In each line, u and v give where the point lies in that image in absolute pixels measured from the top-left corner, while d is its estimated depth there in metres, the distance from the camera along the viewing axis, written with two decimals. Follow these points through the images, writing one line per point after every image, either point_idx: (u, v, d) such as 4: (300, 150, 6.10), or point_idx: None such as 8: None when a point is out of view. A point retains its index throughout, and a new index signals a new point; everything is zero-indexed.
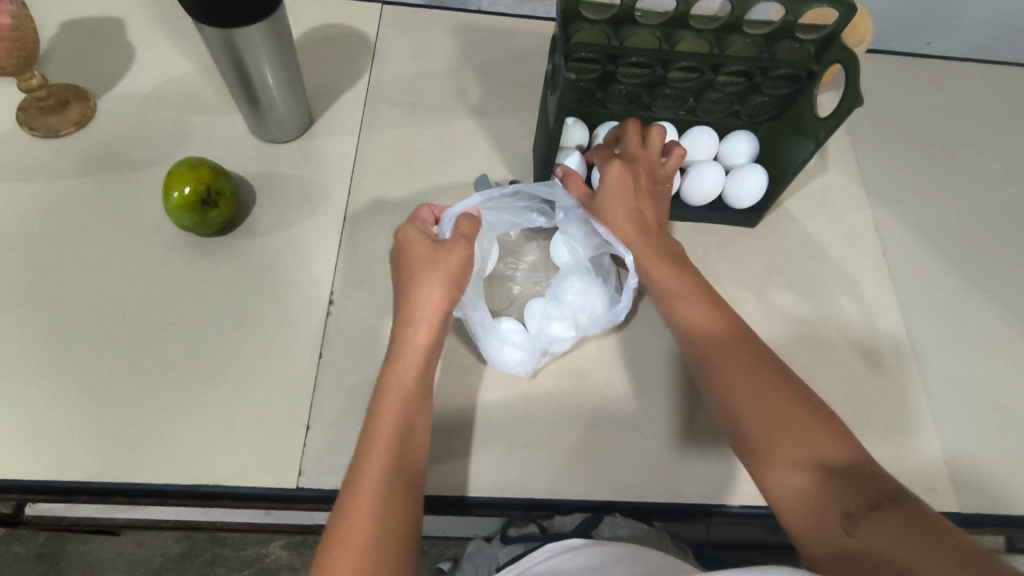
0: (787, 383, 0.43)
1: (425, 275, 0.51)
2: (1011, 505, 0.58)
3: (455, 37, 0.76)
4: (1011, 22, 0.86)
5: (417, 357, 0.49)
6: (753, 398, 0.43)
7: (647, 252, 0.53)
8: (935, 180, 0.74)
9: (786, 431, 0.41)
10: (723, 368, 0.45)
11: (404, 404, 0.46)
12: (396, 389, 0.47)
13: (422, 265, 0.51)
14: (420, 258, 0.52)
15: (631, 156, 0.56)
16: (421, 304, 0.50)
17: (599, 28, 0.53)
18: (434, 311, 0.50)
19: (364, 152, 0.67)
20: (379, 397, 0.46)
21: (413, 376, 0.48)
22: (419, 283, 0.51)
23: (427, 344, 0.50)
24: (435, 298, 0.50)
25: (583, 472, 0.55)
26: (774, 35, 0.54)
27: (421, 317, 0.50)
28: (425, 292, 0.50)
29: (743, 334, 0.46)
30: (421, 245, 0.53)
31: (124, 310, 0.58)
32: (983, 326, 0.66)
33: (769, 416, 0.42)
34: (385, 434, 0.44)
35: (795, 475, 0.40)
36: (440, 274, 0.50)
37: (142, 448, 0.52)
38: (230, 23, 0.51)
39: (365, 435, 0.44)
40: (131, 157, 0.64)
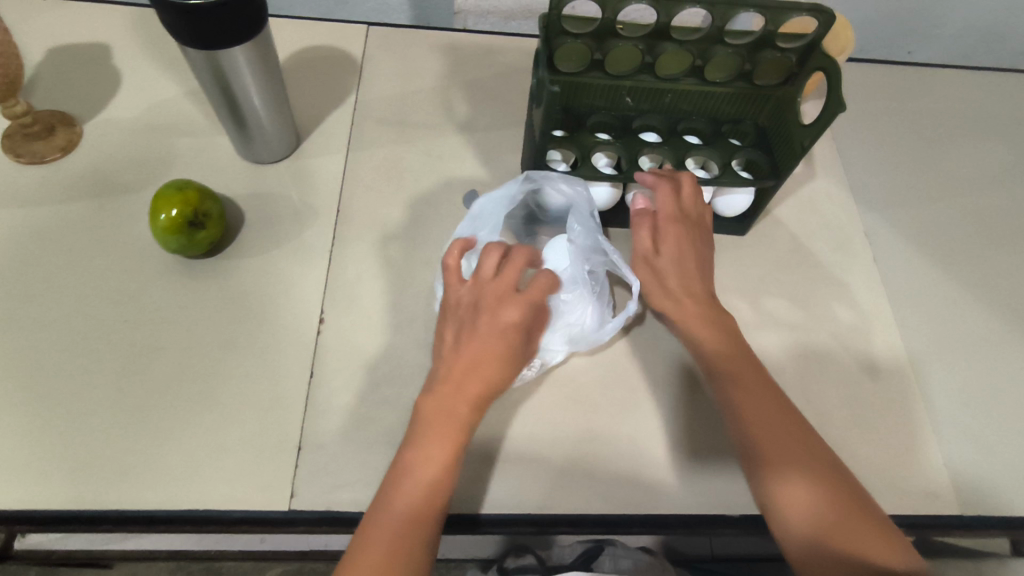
0: (809, 439, 0.47)
1: (494, 363, 0.48)
2: (1013, 507, 0.57)
3: (442, 55, 0.77)
4: (988, 29, 0.88)
5: (453, 429, 0.47)
6: (808, 487, 0.45)
7: (705, 316, 0.53)
8: (921, 184, 0.75)
9: (792, 473, 0.45)
10: (775, 456, 0.46)
11: (424, 477, 0.45)
12: (419, 459, 0.46)
13: (501, 355, 0.48)
14: (499, 355, 0.48)
15: (690, 214, 0.56)
16: (474, 385, 0.47)
17: (584, 41, 0.54)
18: (478, 387, 0.47)
19: (353, 171, 0.67)
20: (399, 464, 0.46)
21: (442, 448, 0.46)
22: (483, 365, 0.48)
23: (461, 415, 0.47)
24: (492, 384, 0.48)
25: (584, 486, 0.54)
26: (755, 44, 0.54)
27: (465, 392, 0.47)
28: (488, 377, 0.48)
29: (800, 424, 0.48)
30: (511, 337, 0.49)
31: (114, 334, 0.57)
32: (976, 326, 0.66)
33: (767, 456, 0.46)
34: (400, 511, 0.43)
35: (798, 517, 0.44)
36: (505, 368, 0.48)
37: (130, 473, 0.51)
38: (217, 45, 0.51)
39: (388, 500, 0.44)
40: (118, 181, 0.64)
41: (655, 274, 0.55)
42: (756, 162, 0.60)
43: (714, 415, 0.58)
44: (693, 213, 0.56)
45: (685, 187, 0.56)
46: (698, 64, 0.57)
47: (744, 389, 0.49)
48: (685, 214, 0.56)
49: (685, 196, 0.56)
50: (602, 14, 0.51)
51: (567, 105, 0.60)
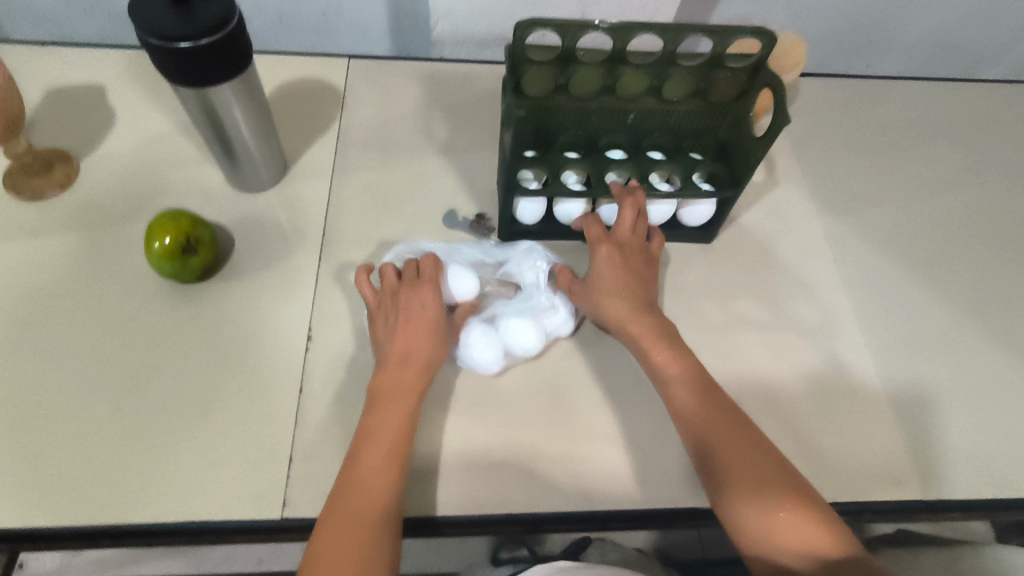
0: (751, 432, 0.52)
1: (417, 332, 0.55)
2: (970, 489, 0.60)
3: (423, 83, 0.81)
4: (940, 41, 0.93)
5: (393, 429, 0.51)
6: (746, 473, 0.49)
7: (645, 329, 0.57)
8: (879, 188, 0.79)
9: (753, 491, 0.48)
10: (718, 445, 0.51)
11: (384, 443, 0.50)
12: (366, 463, 0.49)
13: (427, 326, 0.56)
14: (422, 322, 0.56)
15: (621, 239, 0.61)
16: (414, 363, 0.54)
17: (548, 68, 0.58)
18: (414, 373, 0.54)
19: (339, 195, 0.71)
20: (361, 435, 0.51)
21: (386, 445, 0.50)
22: (416, 338, 0.55)
23: (403, 408, 0.52)
24: (430, 357, 0.55)
25: (563, 483, 0.57)
26: (707, 65, 0.59)
27: (403, 384, 0.53)
28: (418, 349, 0.55)
29: (735, 416, 0.53)
30: (425, 305, 0.56)
31: (112, 355, 0.60)
32: (934, 319, 0.70)
33: (726, 473, 0.50)
34: (363, 476, 0.49)
35: (766, 533, 0.47)
36: (433, 335, 0.55)
37: (130, 488, 0.54)
38: (206, 83, 0.54)
39: (351, 466, 0.50)
40: (115, 212, 0.67)
41: (590, 293, 0.60)
42: (717, 174, 0.63)
43: None
44: (627, 240, 0.61)
45: (623, 218, 0.60)
46: (656, 84, 0.61)
47: (686, 387, 0.54)
48: (616, 238, 0.61)
49: (620, 224, 0.61)
50: (563, 42, 0.56)
51: (538, 126, 0.63)
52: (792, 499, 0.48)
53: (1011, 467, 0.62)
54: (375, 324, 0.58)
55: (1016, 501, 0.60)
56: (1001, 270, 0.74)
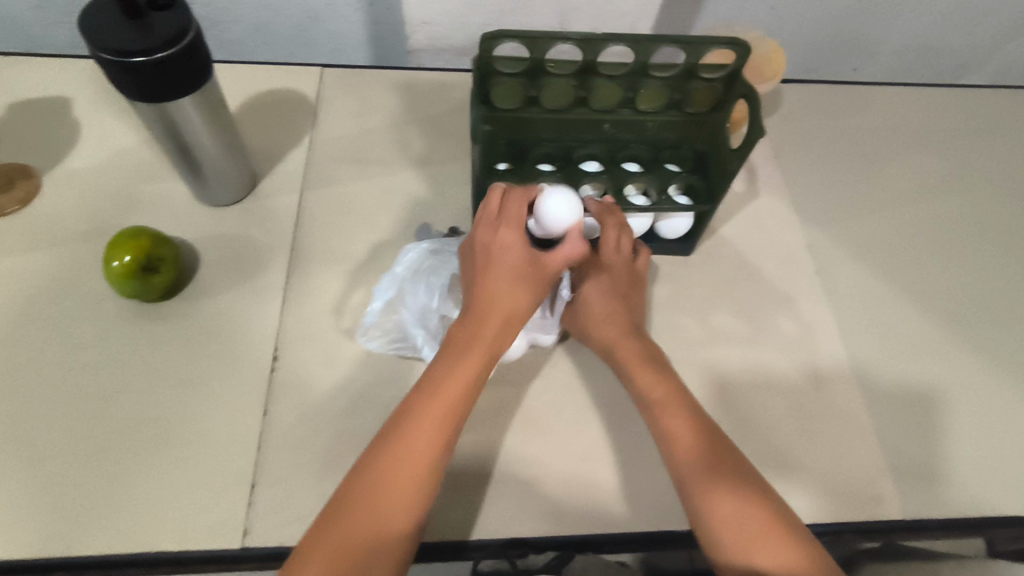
0: (733, 458, 0.49)
1: (507, 284, 0.49)
2: (953, 509, 0.59)
3: (397, 93, 0.79)
4: (924, 47, 0.92)
5: (454, 392, 0.46)
6: (728, 498, 0.46)
7: (631, 350, 0.56)
8: (862, 198, 0.77)
9: (733, 517, 0.45)
10: (697, 468, 0.48)
11: (426, 434, 0.44)
12: (404, 439, 0.44)
13: (512, 278, 0.49)
14: (513, 267, 0.49)
15: (607, 262, 0.58)
16: (492, 327, 0.49)
17: (517, 80, 0.57)
18: (497, 322, 0.49)
19: (308, 209, 0.69)
20: (404, 413, 0.45)
21: (424, 436, 0.44)
22: (501, 292, 0.49)
23: (456, 393, 0.46)
24: (514, 316, 0.49)
25: (535, 507, 0.56)
26: (681, 76, 0.57)
27: (479, 338, 0.48)
28: (503, 304, 0.49)
29: (718, 441, 0.50)
30: (517, 247, 0.49)
31: (71, 378, 0.58)
32: (916, 332, 0.68)
33: (700, 482, 0.48)
34: (395, 465, 0.43)
35: (737, 548, 0.44)
36: (523, 281, 0.49)
37: (86, 518, 0.52)
38: (162, 98, 0.53)
39: (384, 447, 0.43)
40: (77, 228, 0.66)
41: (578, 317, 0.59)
42: (694, 187, 0.62)
43: None
44: (612, 261, 0.58)
45: (605, 238, 0.57)
46: (630, 96, 0.60)
47: (672, 414, 0.51)
48: (603, 259, 0.58)
49: (603, 245, 0.57)
50: (531, 54, 0.54)
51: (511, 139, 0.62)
52: (774, 518, 0.45)
53: (994, 483, 0.60)
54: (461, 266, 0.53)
55: (997, 518, 0.59)
56: (984, 280, 0.72)
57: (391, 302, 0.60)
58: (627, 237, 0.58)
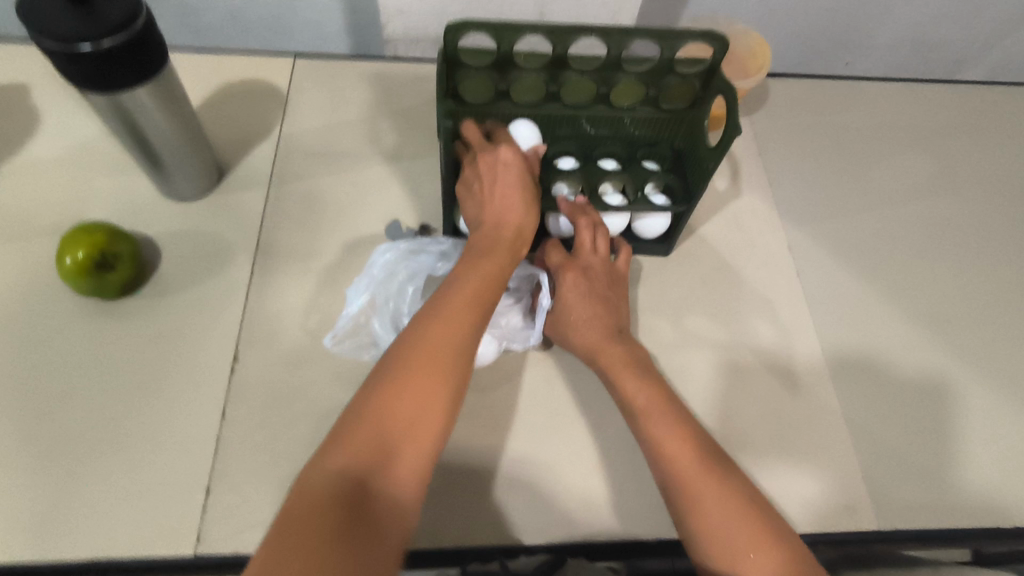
0: (721, 462, 0.46)
1: (511, 193, 0.50)
2: (930, 520, 0.57)
3: (371, 84, 0.77)
4: (917, 42, 0.90)
5: (479, 286, 0.45)
6: (716, 506, 0.43)
7: (613, 354, 0.53)
8: (847, 197, 0.75)
9: (721, 525, 0.42)
10: (684, 476, 0.45)
11: (457, 321, 0.42)
12: (434, 326, 0.41)
13: (517, 188, 0.51)
14: (513, 181, 0.51)
15: (585, 261, 0.56)
16: (507, 233, 0.49)
17: (484, 73, 0.55)
18: (508, 236, 0.49)
19: (275, 204, 0.67)
20: (429, 309, 0.43)
21: (454, 324, 0.42)
22: (507, 201, 0.50)
23: (480, 288, 0.45)
24: (523, 223, 0.50)
25: (498, 516, 0.54)
26: (657, 70, 0.55)
27: (497, 243, 0.49)
28: (511, 211, 0.50)
29: (704, 445, 0.47)
30: (515, 163, 0.51)
31: (21, 379, 0.56)
32: (897, 336, 0.67)
33: (687, 488, 0.44)
34: (430, 348, 0.40)
35: (726, 558, 0.41)
36: (525, 195, 0.51)
37: (33, 524, 0.50)
38: (114, 88, 0.50)
39: (413, 336, 0.41)
40: (34, 223, 0.64)
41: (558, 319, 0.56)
42: (671, 186, 0.60)
43: (628, 438, 0.58)
44: (590, 260, 0.56)
45: (580, 237, 0.56)
46: (603, 91, 0.58)
47: (654, 419, 0.48)
48: (580, 259, 0.56)
49: (579, 244, 0.56)
50: (499, 47, 0.52)
51: None
52: (765, 531, 0.41)
53: (975, 494, 0.59)
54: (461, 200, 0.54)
55: (977, 530, 0.57)
56: (970, 283, 0.71)
57: (357, 305, 0.57)
58: (603, 235, 0.56)
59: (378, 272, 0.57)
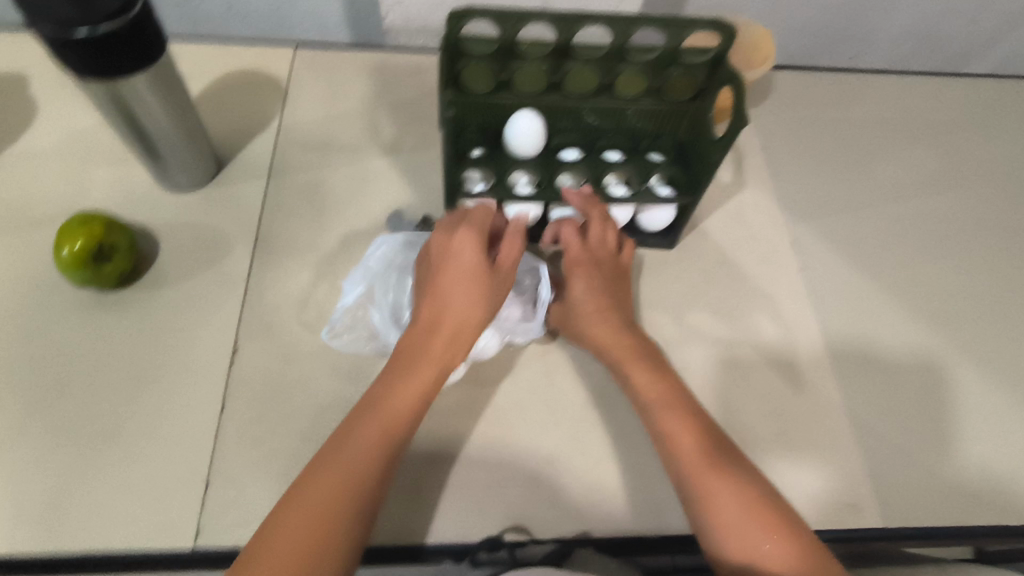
0: (729, 450, 0.46)
1: (462, 284, 0.48)
2: (934, 517, 0.57)
3: (371, 75, 0.76)
4: (924, 35, 0.88)
5: (409, 395, 0.45)
6: (726, 493, 0.43)
7: (622, 344, 0.53)
8: (852, 192, 0.75)
9: (733, 510, 0.43)
10: (694, 462, 0.45)
11: (379, 435, 0.43)
12: (354, 442, 0.42)
13: (469, 278, 0.49)
14: (465, 270, 0.49)
15: (592, 253, 0.57)
16: (451, 327, 0.48)
17: (487, 62, 0.54)
18: (447, 334, 0.47)
19: (274, 196, 0.66)
20: (354, 417, 0.44)
21: (375, 439, 0.43)
22: (457, 292, 0.48)
23: (411, 395, 0.45)
24: (472, 317, 0.48)
25: (499, 510, 0.54)
26: (662, 60, 0.55)
27: (438, 338, 0.47)
28: (460, 303, 0.48)
29: (713, 434, 0.47)
30: (471, 254, 0.49)
31: (18, 370, 0.56)
32: (901, 332, 0.66)
33: (698, 474, 0.45)
34: (346, 464, 0.41)
35: (735, 540, 0.42)
36: (481, 285, 0.49)
37: (30, 515, 0.50)
38: (112, 75, 0.50)
39: (337, 449, 0.42)
40: (30, 213, 0.63)
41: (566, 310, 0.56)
42: (676, 177, 0.59)
43: (630, 432, 0.58)
44: (599, 253, 0.57)
45: (590, 231, 0.56)
46: (608, 80, 0.57)
47: (664, 406, 0.49)
48: (589, 251, 0.57)
49: (589, 237, 0.56)
50: (503, 35, 0.52)
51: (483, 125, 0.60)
52: (778, 522, 0.42)
53: (979, 492, 0.58)
54: (416, 274, 0.53)
55: (982, 528, 0.57)
56: (976, 280, 0.70)
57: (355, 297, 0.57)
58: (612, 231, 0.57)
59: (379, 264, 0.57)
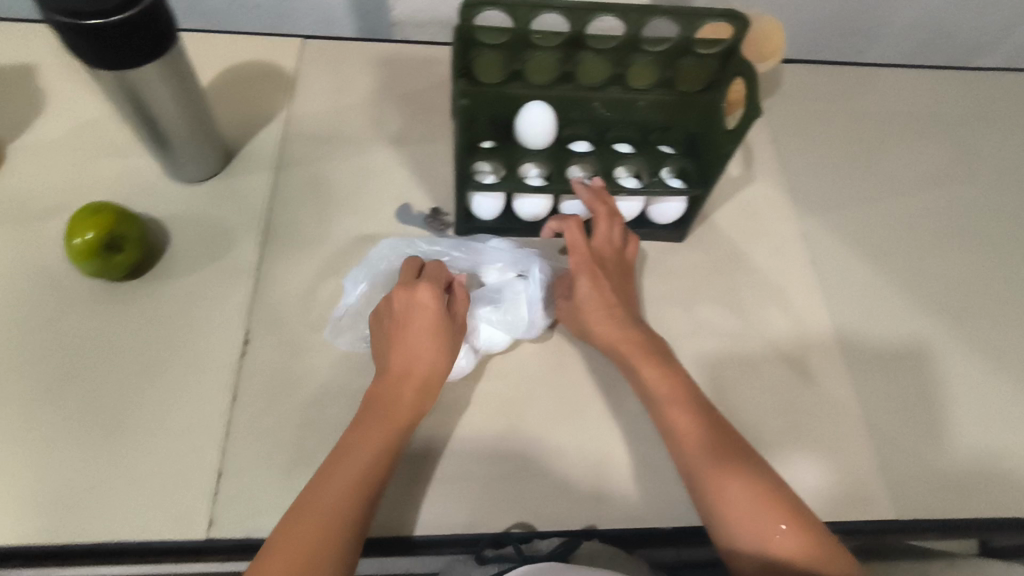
0: (742, 448, 0.46)
1: (424, 337, 0.49)
2: (945, 509, 0.57)
3: (379, 67, 0.76)
4: (931, 28, 0.88)
5: (378, 442, 0.46)
6: (741, 489, 0.43)
7: (632, 341, 0.53)
8: (860, 185, 0.74)
9: (749, 505, 0.42)
10: (709, 459, 0.45)
11: (350, 484, 0.43)
12: (329, 491, 0.43)
13: (430, 332, 0.50)
14: (427, 323, 0.50)
15: (601, 250, 0.56)
16: (414, 377, 0.49)
17: (499, 52, 0.54)
18: (415, 384, 0.49)
19: (282, 188, 0.66)
20: (323, 472, 0.44)
21: (345, 492, 0.43)
22: (418, 346, 0.49)
23: (379, 442, 0.46)
24: (434, 367, 0.50)
25: (511, 502, 0.54)
26: (675, 50, 0.54)
27: (402, 390, 0.48)
28: (421, 357, 0.49)
29: (726, 432, 0.47)
30: (432, 305, 0.50)
31: (27, 362, 0.55)
32: (910, 325, 0.66)
33: (712, 471, 0.45)
34: (320, 517, 0.41)
35: (750, 536, 0.42)
36: (440, 338, 0.50)
37: (43, 507, 0.50)
38: (123, 65, 0.49)
39: (308, 503, 0.42)
40: (38, 206, 0.63)
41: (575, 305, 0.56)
42: (687, 170, 0.59)
43: (641, 425, 0.58)
44: (606, 250, 0.56)
45: (598, 228, 0.56)
46: (619, 71, 0.57)
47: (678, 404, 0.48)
48: (598, 248, 0.56)
49: (597, 234, 0.56)
50: (516, 25, 0.51)
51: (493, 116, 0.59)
52: (791, 515, 0.42)
53: (990, 483, 0.59)
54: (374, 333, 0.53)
55: (994, 520, 0.57)
56: (985, 273, 0.70)
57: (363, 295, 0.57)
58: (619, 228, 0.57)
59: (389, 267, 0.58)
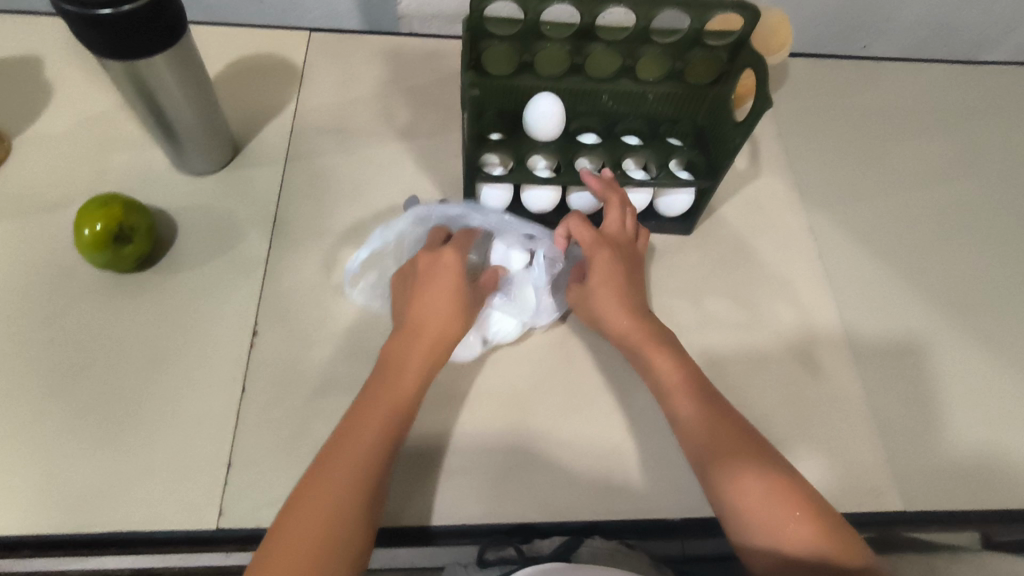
0: (755, 440, 0.46)
1: (442, 300, 0.51)
2: (952, 502, 0.57)
3: (385, 61, 0.76)
4: (937, 23, 0.88)
5: (388, 405, 0.46)
6: (755, 481, 0.43)
7: (643, 331, 0.53)
8: (867, 180, 0.75)
9: (765, 498, 0.42)
10: (723, 450, 0.45)
11: (361, 448, 0.43)
12: (341, 456, 0.43)
13: (448, 295, 0.51)
14: (446, 287, 0.51)
15: (612, 238, 0.56)
16: (428, 339, 0.49)
17: (509, 44, 0.54)
18: (430, 342, 0.49)
19: (290, 181, 0.66)
20: (338, 435, 0.44)
21: (355, 457, 0.43)
22: (435, 307, 0.50)
23: (390, 404, 0.46)
24: (449, 330, 0.50)
25: (520, 493, 0.54)
26: (684, 43, 0.54)
27: (416, 352, 0.49)
28: (437, 317, 0.50)
29: (740, 424, 0.47)
30: (455, 270, 0.52)
31: (37, 353, 0.55)
32: (917, 318, 0.66)
33: (726, 462, 0.44)
34: (333, 483, 0.41)
35: (766, 526, 0.42)
36: (456, 302, 0.51)
37: (54, 496, 0.50)
38: (132, 55, 0.49)
39: (321, 467, 0.42)
40: (47, 198, 0.63)
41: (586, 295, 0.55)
42: (695, 162, 0.59)
43: (649, 417, 0.58)
44: (617, 237, 0.56)
45: (609, 216, 0.55)
46: (628, 64, 0.57)
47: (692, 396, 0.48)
48: (610, 236, 0.56)
49: (609, 222, 0.56)
50: (526, 16, 0.51)
51: (501, 108, 0.59)
52: (803, 501, 0.42)
53: (997, 476, 0.59)
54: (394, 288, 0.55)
55: (1002, 513, 0.57)
56: (992, 267, 0.70)
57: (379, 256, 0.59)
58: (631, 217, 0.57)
59: (400, 236, 0.59)
